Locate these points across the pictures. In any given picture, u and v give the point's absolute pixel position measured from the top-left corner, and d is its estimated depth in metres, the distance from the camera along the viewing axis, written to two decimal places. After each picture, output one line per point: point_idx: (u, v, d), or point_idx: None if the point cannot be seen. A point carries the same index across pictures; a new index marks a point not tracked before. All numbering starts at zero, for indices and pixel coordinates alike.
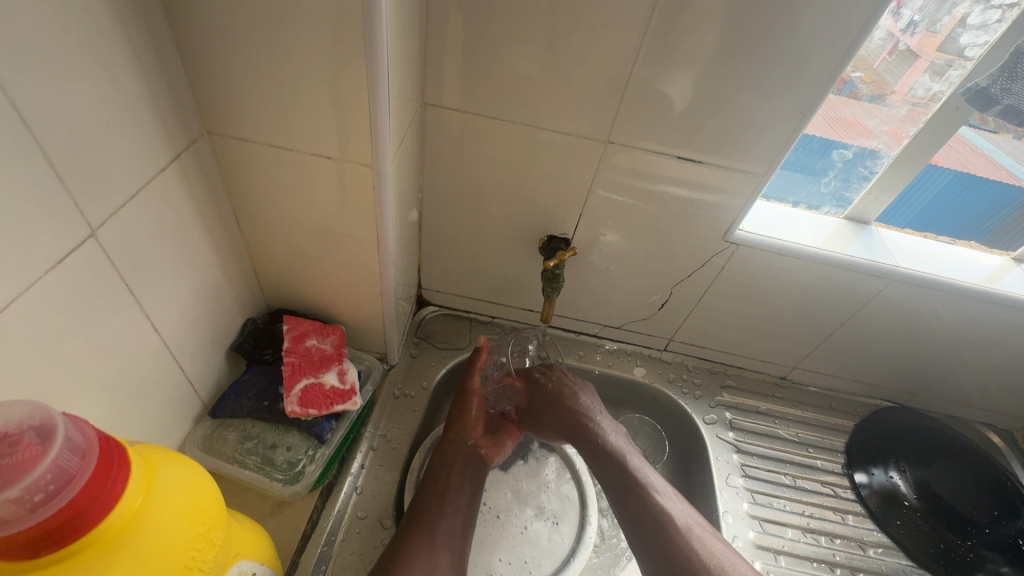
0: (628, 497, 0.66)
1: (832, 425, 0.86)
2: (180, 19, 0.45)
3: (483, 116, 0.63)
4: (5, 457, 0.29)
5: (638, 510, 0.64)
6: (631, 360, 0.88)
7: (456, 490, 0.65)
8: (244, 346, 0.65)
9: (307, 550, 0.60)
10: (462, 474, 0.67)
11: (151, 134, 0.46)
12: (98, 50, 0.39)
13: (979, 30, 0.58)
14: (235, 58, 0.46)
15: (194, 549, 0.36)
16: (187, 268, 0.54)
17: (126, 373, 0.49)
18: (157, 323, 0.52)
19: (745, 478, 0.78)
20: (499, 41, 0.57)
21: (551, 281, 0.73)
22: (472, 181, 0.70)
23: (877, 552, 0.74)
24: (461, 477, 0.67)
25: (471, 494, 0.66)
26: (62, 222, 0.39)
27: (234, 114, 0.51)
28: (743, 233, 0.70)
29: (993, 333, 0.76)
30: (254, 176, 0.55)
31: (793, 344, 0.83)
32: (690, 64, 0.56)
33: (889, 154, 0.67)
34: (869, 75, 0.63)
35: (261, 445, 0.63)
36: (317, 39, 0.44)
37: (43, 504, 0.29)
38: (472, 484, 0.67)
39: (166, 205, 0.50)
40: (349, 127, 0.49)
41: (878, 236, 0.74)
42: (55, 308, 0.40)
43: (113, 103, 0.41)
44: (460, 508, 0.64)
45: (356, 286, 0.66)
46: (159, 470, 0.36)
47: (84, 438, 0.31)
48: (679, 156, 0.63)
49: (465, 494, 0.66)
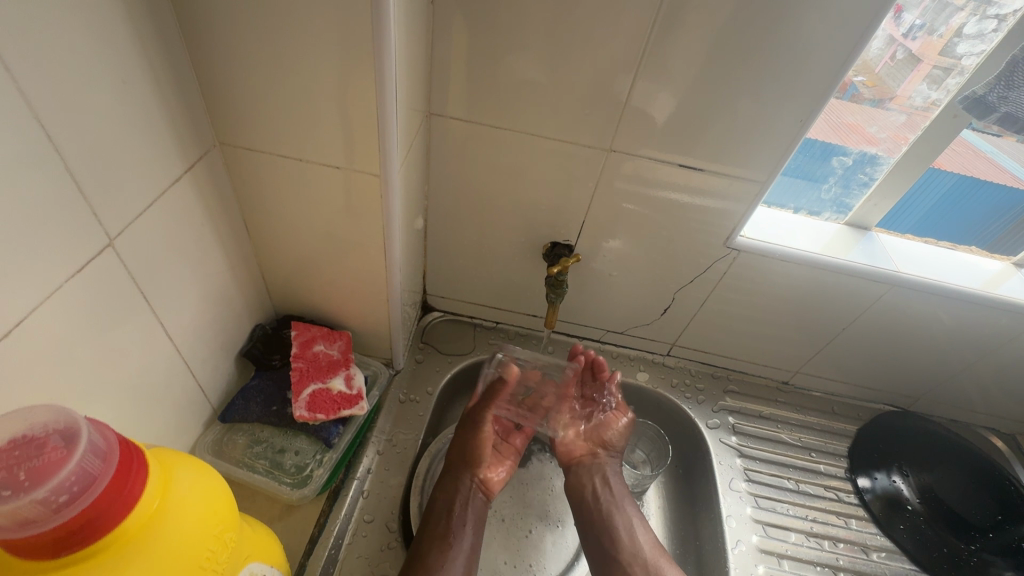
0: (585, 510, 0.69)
1: (836, 429, 0.86)
2: (195, 33, 0.46)
3: (488, 126, 0.64)
4: (33, 459, 0.30)
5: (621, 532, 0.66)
6: (634, 365, 0.89)
7: (458, 527, 0.63)
8: (253, 352, 0.66)
9: (314, 553, 0.60)
10: (465, 509, 0.66)
11: (166, 145, 0.47)
12: (116, 63, 0.40)
13: (975, 39, 0.59)
14: (246, 71, 0.48)
15: (208, 551, 0.37)
16: (199, 275, 0.55)
17: (140, 378, 0.50)
18: (170, 329, 0.53)
19: (749, 483, 0.78)
20: (503, 52, 0.58)
21: (554, 287, 0.74)
22: (477, 188, 0.71)
23: (881, 556, 0.74)
24: (462, 511, 0.65)
25: (474, 530, 0.64)
26: (80, 232, 0.41)
27: (245, 125, 0.52)
28: (745, 239, 0.71)
29: (994, 338, 0.76)
30: (263, 185, 0.57)
31: (795, 349, 0.84)
32: (690, 74, 0.57)
33: (890, 159, 0.68)
34: (871, 79, 0.64)
35: (270, 449, 0.64)
36: (328, 52, 0.45)
37: (68, 504, 0.30)
38: (475, 519, 0.66)
39: (179, 213, 0.51)
40: (358, 137, 0.51)
41: (879, 242, 0.74)
42: (74, 316, 0.42)
43: (130, 115, 0.43)
44: (461, 544, 0.62)
45: (363, 292, 0.67)
46: (174, 473, 0.37)
47: (106, 441, 0.33)
48: (682, 163, 0.64)
49: (468, 529, 0.64)
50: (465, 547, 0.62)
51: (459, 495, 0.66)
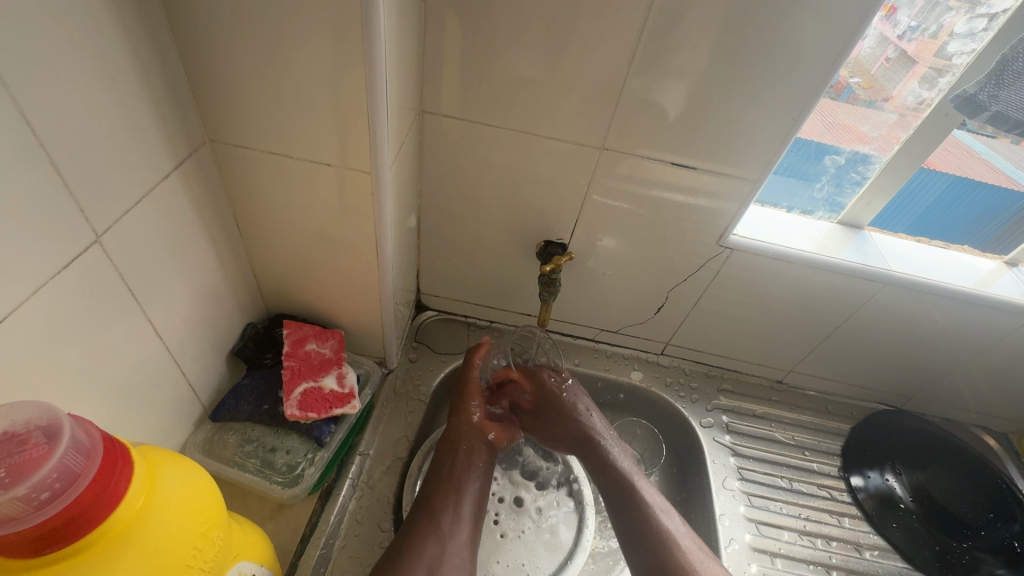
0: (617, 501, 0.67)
1: (829, 428, 0.87)
2: (185, 28, 0.46)
3: (481, 124, 0.64)
4: (14, 456, 0.29)
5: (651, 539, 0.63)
6: (629, 364, 0.89)
7: (462, 476, 0.67)
8: (244, 351, 0.66)
9: (306, 553, 0.60)
10: (468, 459, 0.69)
11: (155, 142, 0.47)
12: (103, 57, 0.40)
13: (966, 38, 0.59)
14: (236, 67, 0.47)
15: (194, 549, 0.37)
16: (189, 272, 0.55)
17: (129, 376, 0.50)
18: (159, 327, 0.52)
19: (742, 481, 0.78)
20: (496, 50, 0.58)
21: (548, 285, 0.74)
22: (470, 187, 0.71)
23: (873, 554, 0.74)
24: (466, 462, 0.68)
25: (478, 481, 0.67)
26: (66, 229, 0.40)
27: (236, 122, 0.52)
28: (738, 237, 0.71)
29: (986, 337, 0.76)
30: (255, 183, 0.57)
31: (788, 347, 0.84)
32: (683, 72, 0.57)
33: (882, 158, 0.68)
34: (867, 81, 0.64)
35: (261, 448, 0.63)
36: (318, 49, 0.45)
37: (49, 502, 0.30)
38: (479, 469, 0.69)
39: (169, 210, 0.51)
40: (349, 135, 0.50)
41: (871, 241, 0.75)
42: (61, 314, 0.41)
43: (118, 111, 0.43)
44: (465, 494, 0.65)
45: (355, 291, 0.67)
46: (160, 471, 0.37)
47: (90, 438, 0.32)
48: (675, 162, 0.64)
49: (472, 479, 0.67)
50: (468, 496, 0.65)
51: (463, 446, 0.70)
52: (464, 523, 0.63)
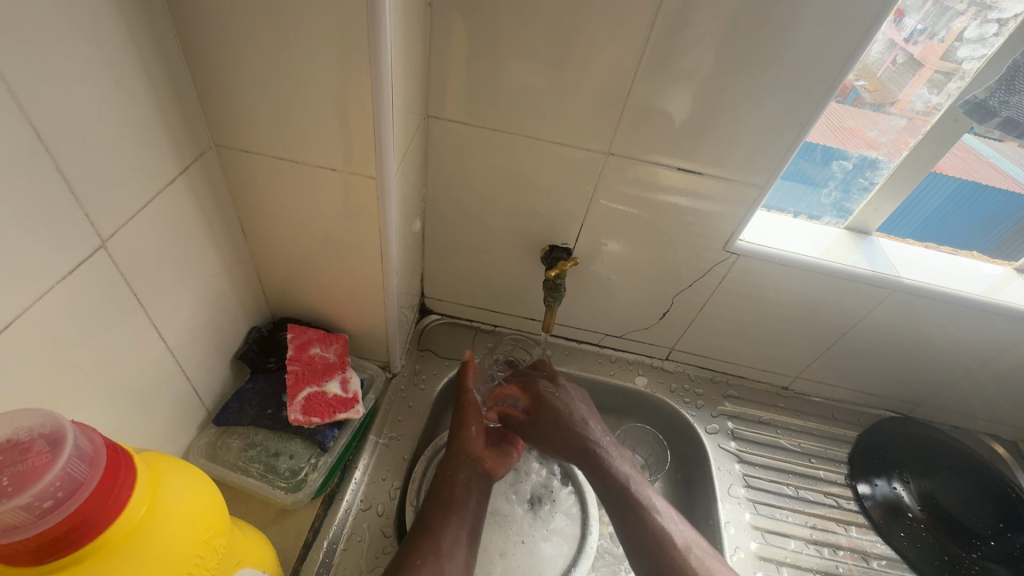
0: (620, 515, 0.65)
1: (835, 435, 0.86)
2: (192, 35, 0.46)
3: (485, 128, 0.64)
4: (17, 465, 0.29)
5: (654, 553, 0.61)
6: (632, 369, 0.88)
7: (461, 501, 0.65)
8: (248, 355, 0.66)
9: (308, 558, 0.60)
10: (467, 487, 0.67)
11: (160, 145, 0.47)
12: (109, 61, 0.40)
13: (976, 43, 0.58)
14: (241, 72, 0.48)
15: (197, 557, 0.37)
16: (193, 276, 0.55)
17: (133, 380, 0.50)
18: (164, 331, 0.52)
19: (747, 489, 0.78)
20: (501, 55, 0.58)
21: (552, 290, 0.73)
22: (474, 191, 0.71)
23: (881, 564, 0.73)
24: (465, 489, 0.67)
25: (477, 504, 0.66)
26: (73, 233, 0.40)
27: (242, 127, 0.52)
28: (745, 243, 0.70)
29: (997, 344, 0.75)
30: (260, 187, 0.56)
31: (796, 353, 0.83)
32: (691, 75, 0.56)
33: (890, 164, 0.67)
34: (873, 84, 0.63)
35: (264, 453, 0.63)
36: (323, 54, 0.45)
37: (52, 510, 0.30)
38: (477, 497, 0.67)
39: (174, 214, 0.50)
40: (354, 139, 0.50)
41: (879, 246, 0.74)
42: (65, 320, 0.41)
43: (123, 117, 0.43)
44: (461, 517, 0.64)
45: (359, 295, 0.67)
46: (164, 477, 0.37)
47: (93, 445, 0.32)
48: (680, 167, 0.64)
49: (470, 505, 0.65)
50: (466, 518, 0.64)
51: (461, 474, 0.68)
52: (461, 546, 0.61)
